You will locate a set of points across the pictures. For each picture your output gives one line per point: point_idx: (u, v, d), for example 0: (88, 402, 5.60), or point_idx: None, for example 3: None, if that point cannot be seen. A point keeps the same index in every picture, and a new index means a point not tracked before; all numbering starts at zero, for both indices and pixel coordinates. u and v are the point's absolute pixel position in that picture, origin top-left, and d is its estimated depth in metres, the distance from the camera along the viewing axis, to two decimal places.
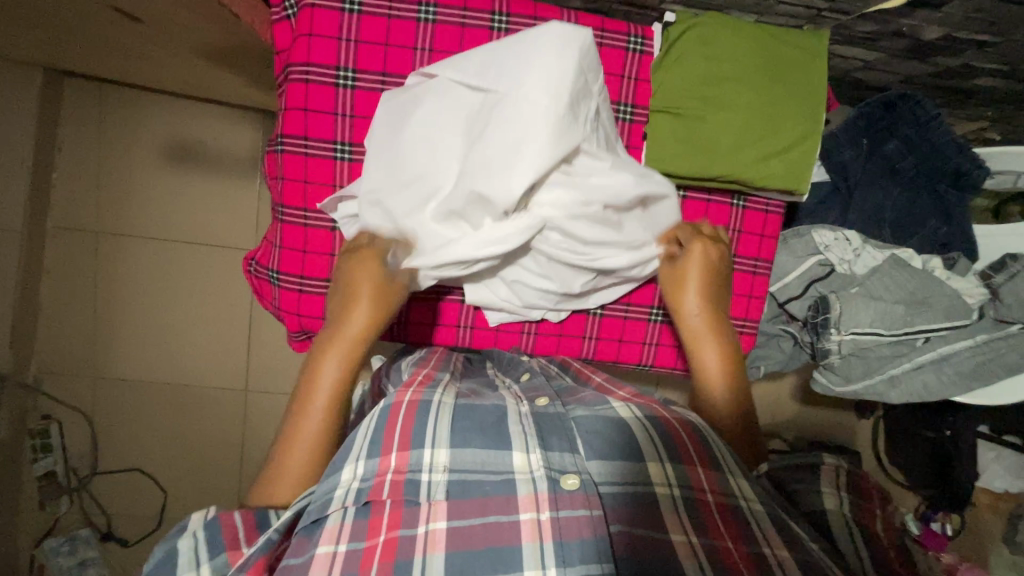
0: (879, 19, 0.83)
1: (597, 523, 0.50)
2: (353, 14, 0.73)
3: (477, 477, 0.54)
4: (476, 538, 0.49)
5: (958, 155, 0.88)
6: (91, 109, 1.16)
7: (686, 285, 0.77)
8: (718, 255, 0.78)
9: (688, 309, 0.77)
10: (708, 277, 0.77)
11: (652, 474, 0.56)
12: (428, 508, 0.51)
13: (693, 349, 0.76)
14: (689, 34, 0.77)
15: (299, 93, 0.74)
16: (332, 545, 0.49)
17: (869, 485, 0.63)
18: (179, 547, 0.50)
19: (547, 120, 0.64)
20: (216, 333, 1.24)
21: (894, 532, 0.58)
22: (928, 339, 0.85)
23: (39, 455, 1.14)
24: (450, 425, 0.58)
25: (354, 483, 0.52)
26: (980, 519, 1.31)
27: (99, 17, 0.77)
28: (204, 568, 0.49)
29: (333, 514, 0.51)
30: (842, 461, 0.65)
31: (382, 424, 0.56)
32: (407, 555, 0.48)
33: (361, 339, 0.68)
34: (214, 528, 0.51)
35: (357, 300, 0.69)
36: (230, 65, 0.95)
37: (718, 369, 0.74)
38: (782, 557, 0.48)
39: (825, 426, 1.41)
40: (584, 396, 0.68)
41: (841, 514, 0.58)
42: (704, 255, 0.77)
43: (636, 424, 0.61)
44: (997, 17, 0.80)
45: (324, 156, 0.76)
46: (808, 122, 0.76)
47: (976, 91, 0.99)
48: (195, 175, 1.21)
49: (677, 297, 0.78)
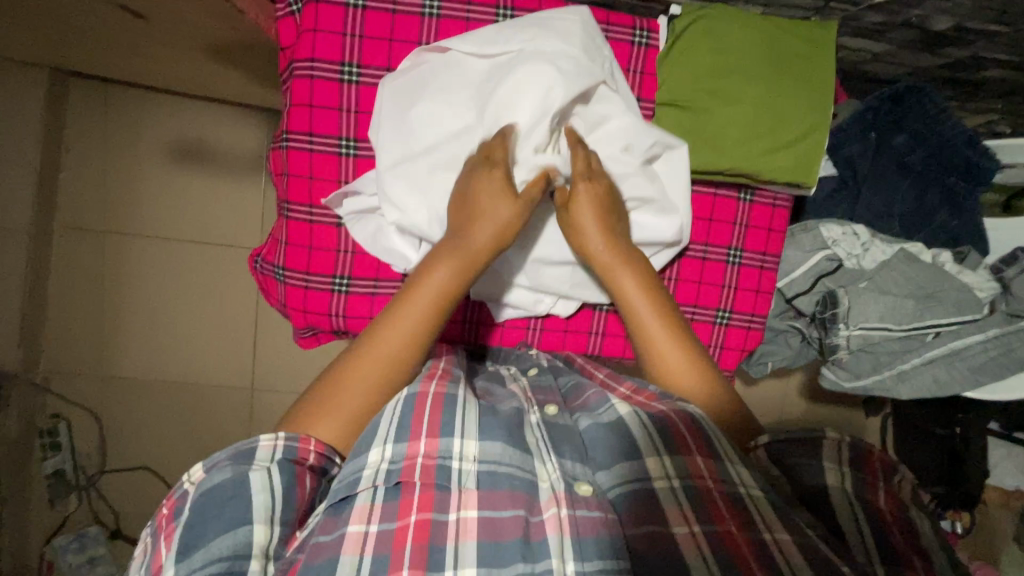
0: (886, 10, 0.82)
1: (610, 523, 0.50)
2: (358, 9, 0.73)
3: (506, 471, 0.54)
4: (506, 529, 0.50)
5: (969, 148, 0.87)
6: (97, 109, 1.16)
7: (581, 227, 0.72)
8: (603, 187, 0.72)
9: (595, 252, 0.72)
10: (602, 212, 0.72)
11: (651, 469, 0.55)
12: (457, 495, 0.52)
13: (623, 302, 0.73)
14: (694, 27, 0.76)
15: (304, 90, 0.74)
16: (362, 525, 0.48)
17: (875, 458, 0.61)
18: (254, 484, 0.49)
19: (572, 65, 0.70)
20: (224, 331, 1.24)
21: (896, 500, 0.57)
22: (937, 333, 0.84)
23: (48, 453, 1.16)
24: (476, 419, 0.57)
25: (383, 465, 0.52)
26: (991, 516, 1.30)
27: (104, 15, 0.78)
28: (275, 526, 0.49)
29: (362, 494, 0.50)
30: (845, 436, 0.63)
31: (410, 410, 0.55)
32: (440, 540, 0.48)
33: (483, 254, 0.67)
34: (290, 481, 0.51)
35: (482, 213, 0.67)
36: (234, 63, 0.95)
37: (662, 332, 0.70)
38: (782, 540, 0.49)
39: (834, 423, 1.39)
40: (588, 398, 0.67)
41: (842, 492, 0.58)
42: (588, 190, 0.71)
43: (634, 422, 0.59)
44: (1007, 6, 0.78)
45: (329, 152, 0.76)
46: (815, 114, 0.76)
47: (986, 82, 0.98)
48: (200, 174, 1.22)
49: (577, 240, 0.73)
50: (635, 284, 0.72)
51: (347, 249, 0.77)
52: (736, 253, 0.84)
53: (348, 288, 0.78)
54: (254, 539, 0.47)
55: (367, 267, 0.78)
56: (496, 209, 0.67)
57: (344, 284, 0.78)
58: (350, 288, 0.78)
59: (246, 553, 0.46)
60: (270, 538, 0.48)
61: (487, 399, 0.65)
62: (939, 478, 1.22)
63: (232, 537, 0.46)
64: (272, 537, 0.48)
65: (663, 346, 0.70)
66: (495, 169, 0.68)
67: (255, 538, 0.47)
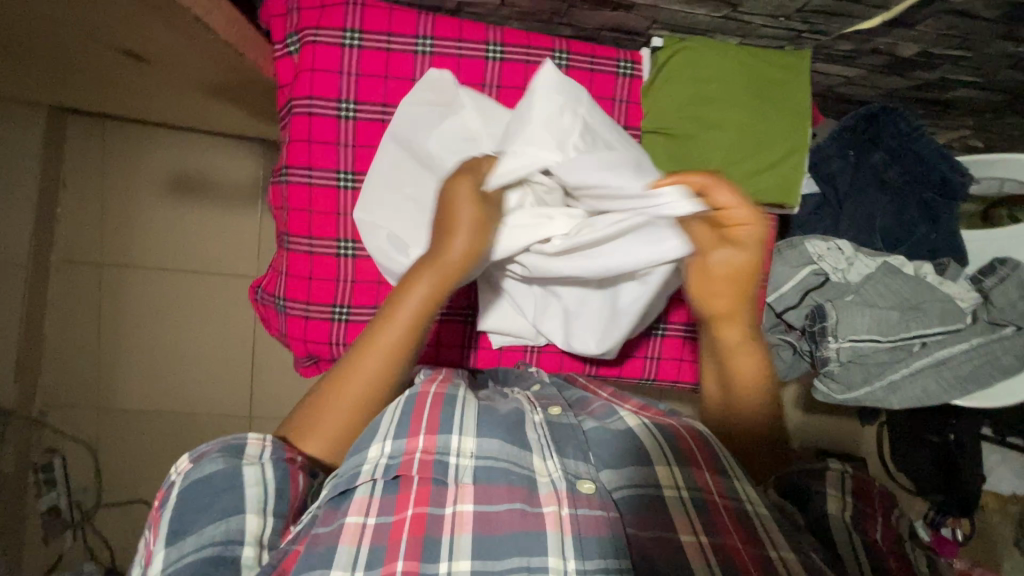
0: (856, 39, 0.86)
1: (613, 523, 0.51)
2: (354, 49, 0.76)
3: (502, 467, 0.55)
4: (500, 521, 0.51)
5: (944, 164, 0.91)
6: (94, 143, 1.17)
7: (713, 304, 0.66)
8: (749, 262, 0.62)
9: (726, 340, 0.69)
10: (743, 285, 0.64)
11: (660, 477, 0.56)
12: (455, 490, 0.53)
13: (731, 361, 0.69)
14: (674, 60, 0.80)
15: (303, 126, 0.76)
16: (361, 516, 0.50)
17: (874, 491, 0.64)
18: (247, 478, 0.50)
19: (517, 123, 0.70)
20: (223, 359, 1.26)
21: (893, 533, 0.59)
22: (924, 343, 0.87)
23: (43, 490, 1.09)
24: (476, 415, 0.59)
25: (383, 459, 0.53)
26: (988, 522, 1.31)
27: (107, 58, 0.80)
28: (268, 517, 0.50)
29: (362, 486, 0.52)
30: (846, 466, 0.66)
31: (410, 409, 0.57)
32: (435, 533, 0.49)
33: (456, 272, 0.65)
34: (284, 476, 0.52)
35: (456, 218, 0.65)
36: (233, 99, 0.97)
37: (754, 378, 0.68)
38: (787, 560, 0.50)
39: (829, 433, 1.41)
40: (594, 408, 0.68)
41: (840, 519, 0.59)
42: (728, 261, 0.62)
43: (644, 431, 0.61)
44: (968, 34, 0.83)
45: (327, 185, 0.78)
46: (794, 138, 0.79)
47: (954, 102, 1.03)
48: (199, 206, 1.24)
49: (721, 320, 0.67)
50: (755, 376, 0.68)
51: (346, 278, 0.79)
52: None
53: (348, 317, 0.79)
54: (246, 526, 0.49)
55: (366, 296, 0.79)
56: (468, 215, 0.65)
57: (343, 313, 0.79)
58: (350, 316, 0.79)
59: (236, 540, 0.48)
60: (263, 527, 0.50)
61: (487, 400, 0.66)
62: (935, 486, 1.24)
63: (224, 526, 0.48)
64: (266, 527, 0.50)
65: (752, 397, 0.69)
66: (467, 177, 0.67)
67: (247, 527, 0.49)
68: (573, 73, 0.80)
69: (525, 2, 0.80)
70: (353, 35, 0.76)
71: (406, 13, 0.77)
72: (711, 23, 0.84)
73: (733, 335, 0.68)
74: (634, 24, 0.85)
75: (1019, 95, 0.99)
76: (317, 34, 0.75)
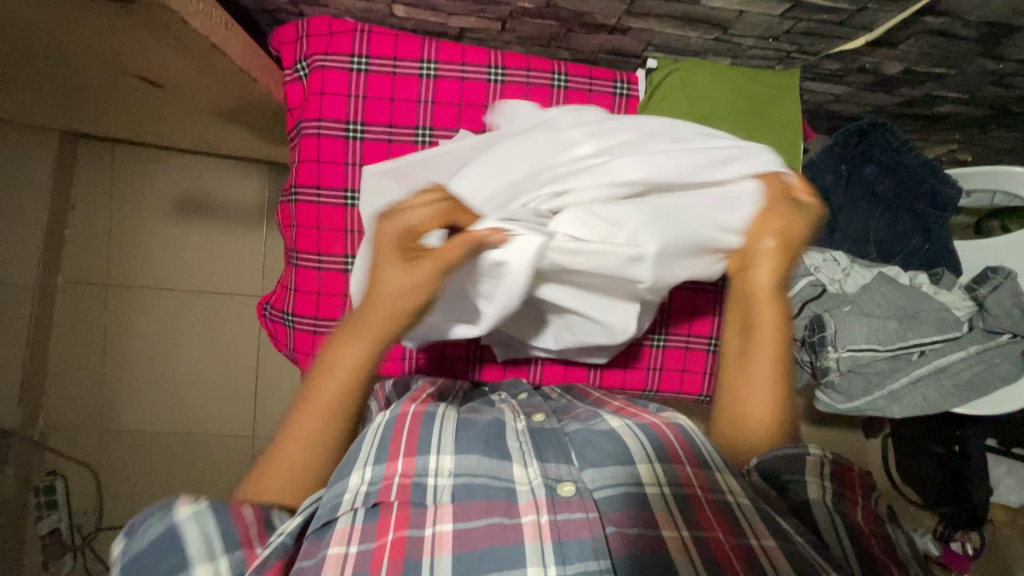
0: (843, 59, 0.90)
1: (593, 525, 0.52)
2: (361, 73, 0.79)
3: (480, 482, 0.55)
4: (480, 538, 0.51)
5: (933, 177, 0.94)
6: (104, 166, 1.20)
7: (757, 253, 0.65)
8: (803, 224, 0.64)
9: (754, 283, 0.66)
10: (791, 248, 0.65)
11: (642, 475, 0.57)
12: (434, 511, 0.53)
13: (750, 313, 0.67)
14: (669, 80, 0.83)
15: (312, 147, 0.79)
16: (343, 546, 0.50)
17: (853, 473, 0.61)
18: (185, 533, 0.48)
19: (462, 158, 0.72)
20: (224, 378, 1.26)
21: (874, 516, 0.56)
22: (923, 352, 0.88)
23: (43, 513, 1.08)
24: (454, 433, 0.60)
25: (362, 487, 0.54)
26: (999, 536, 1.29)
27: (122, 85, 0.83)
28: (219, 560, 0.48)
29: (342, 517, 0.52)
30: (827, 451, 0.62)
31: (388, 432, 0.58)
32: (416, 556, 0.50)
33: (387, 315, 0.58)
34: (226, 519, 0.50)
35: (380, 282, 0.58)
36: (242, 123, 1.00)
37: (772, 345, 0.66)
38: (769, 546, 0.51)
39: (834, 443, 1.41)
40: (578, 412, 0.70)
41: (823, 504, 0.57)
42: (790, 217, 0.64)
43: (625, 432, 0.62)
44: (949, 52, 0.86)
45: (335, 204, 0.81)
46: (786, 153, 0.82)
47: (941, 117, 1.06)
48: (205, 228, 1.25)
49: (750, 265, 0.66)
50: (775, 325, 0.66)
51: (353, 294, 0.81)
52: (723, 283, 0.90)
53: None
54: None
55: None
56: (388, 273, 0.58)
57: None
58: None
59: None
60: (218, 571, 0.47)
61: (469, 412, 0.67)
62: (942, 499, 1.23)
63: None
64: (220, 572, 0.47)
65: (761, 361, 0.66)
66: (391, 222, 0.59)
67: None
68: (572, 94, 0.84)
69: (525, 28, 0.84)
70: (361, 60, 0.79)
71: (410, 39, 0.80)
72: (703, 45, 0.88)
73: (761, 280, 0.66)
74: (629, 47, 0.89)
75: (1003, 109, 1.02)
76: (326, 59, 0.78)
